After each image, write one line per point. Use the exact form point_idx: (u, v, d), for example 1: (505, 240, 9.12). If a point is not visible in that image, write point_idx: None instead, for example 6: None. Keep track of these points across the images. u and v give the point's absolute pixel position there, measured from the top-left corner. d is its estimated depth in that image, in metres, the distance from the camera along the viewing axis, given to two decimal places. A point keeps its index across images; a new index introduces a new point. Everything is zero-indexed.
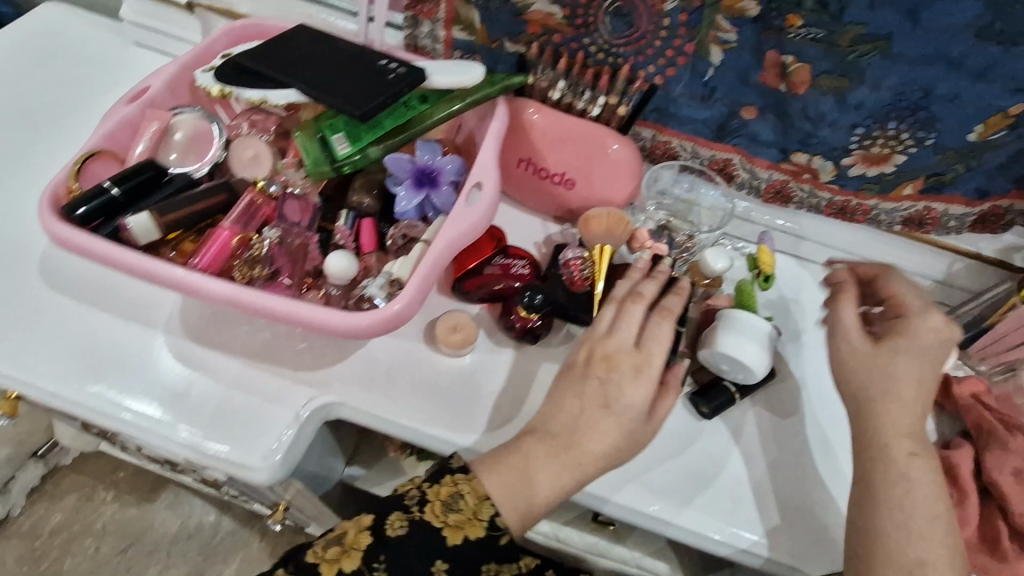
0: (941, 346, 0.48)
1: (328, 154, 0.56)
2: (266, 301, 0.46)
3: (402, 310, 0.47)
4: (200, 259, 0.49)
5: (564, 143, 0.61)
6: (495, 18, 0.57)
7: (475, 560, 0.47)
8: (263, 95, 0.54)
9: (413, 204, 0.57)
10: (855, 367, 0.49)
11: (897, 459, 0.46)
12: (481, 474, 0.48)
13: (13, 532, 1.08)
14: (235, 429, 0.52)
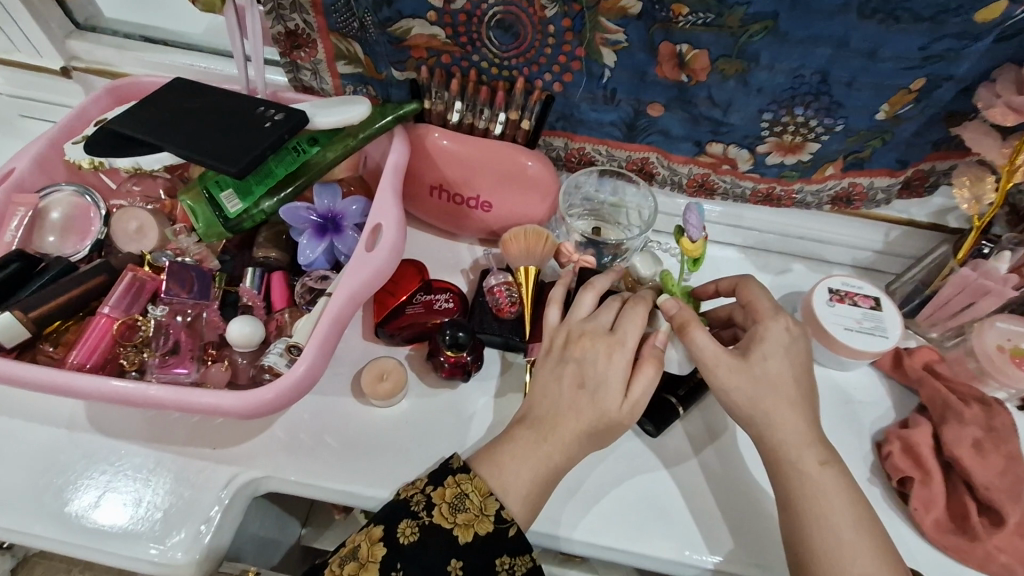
0: (796, 343, 0.48)
1: (219, 213, 0.53)
2: (157, 392, 0.42)
3: (306, 373, 0.43)
4: (77, 353, 0.44)
5: (474, 165, 0.58)
6: (376, 49, 0.54)
7: (495, 552, 0.44)
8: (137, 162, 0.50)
9: (319, 254, 0.53)
10: (739, 390, 0.46)
11: (811, 472, 0.45)
12: (482, 469, 0.45)
13: None
14: (152, 522, 0.48)
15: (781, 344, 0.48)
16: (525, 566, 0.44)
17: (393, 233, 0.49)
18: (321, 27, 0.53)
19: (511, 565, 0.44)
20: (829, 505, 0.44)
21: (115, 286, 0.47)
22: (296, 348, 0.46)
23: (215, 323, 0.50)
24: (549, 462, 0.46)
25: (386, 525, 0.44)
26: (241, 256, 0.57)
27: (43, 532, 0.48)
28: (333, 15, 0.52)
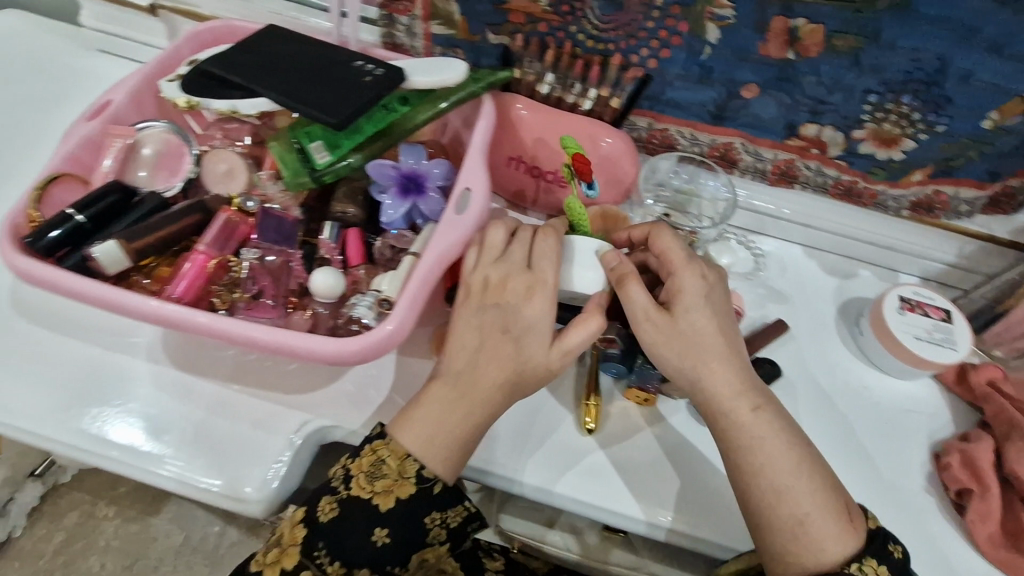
0: (715, 292, 0.49)
1: (306, 163, 0.53)
2: (251, 330, 0.43)
3: (394, 332, 0.44)
4: (176, 286, 0.45)
5: (554, 139, 0.58)
6: (474, 10, 0.54)
7: (422, 512, 0.46)
8: (233, 105, 0.50)
9: (401, 213, 0.54)
10: (661, 347, 0.47)
11: (742, 421, 0.47)
12: (397, 435, 0.46)
13: (15, 553, 1.19)
14: (225, 460, 0.49)
15: (701, 295, 0.48)
16: (459, 517, 0.48)
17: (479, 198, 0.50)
18: None
19: (442, 521, 0.47)
20: (765, 452, 0.46)
21: (211, 225, 0.49)
22: (388, 303, 0.46)
23: (294, 272, 0.50)
24: (466, 422, 0.47)
25: (308, 509, 0.46)
26: (319, 212, 0.57)
27: (115, 455, 0.49)
28: None
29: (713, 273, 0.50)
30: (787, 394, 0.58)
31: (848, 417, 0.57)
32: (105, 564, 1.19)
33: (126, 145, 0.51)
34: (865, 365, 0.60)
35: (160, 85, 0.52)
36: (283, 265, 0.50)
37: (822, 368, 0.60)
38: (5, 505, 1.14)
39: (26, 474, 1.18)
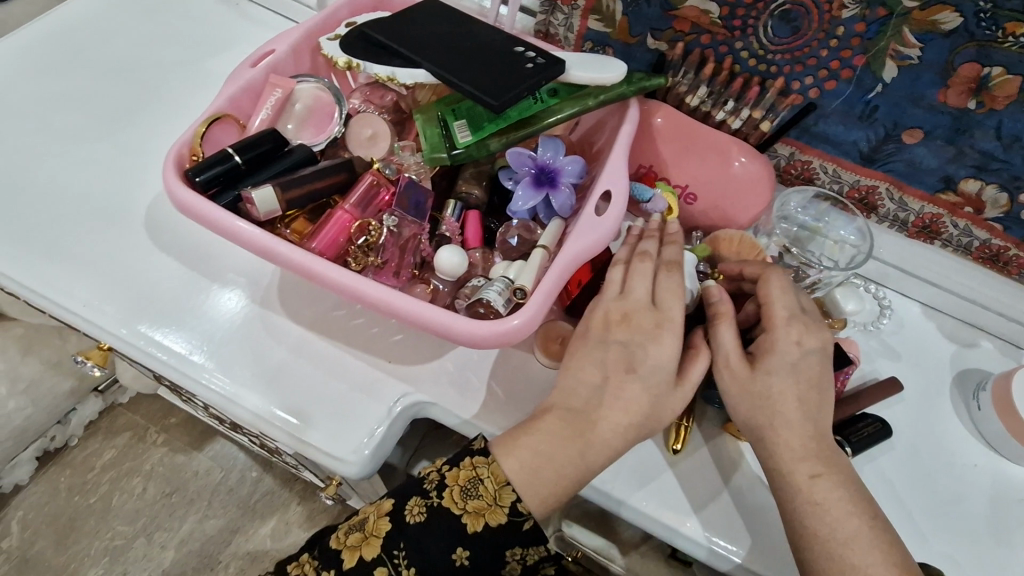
0: (808, 360, 0.47)
1: (448, 140, 0.53)
2: (386, 295, 0.43)
3: (520, 326, 0.43)
4: (318, 242, 0.47)
5: (689, 155, 0.57)
6: (640, 12, 0.53)
7: (508, 543, 0.44)
8: (393, 72, 0.51)
9: (531, 204, 0.53)
10: (738, 399, 0.47)
11: (800, 485, 0.44)
12: (501, 458, 0.44)
13: (70, 461, 1.25)
14: (325, 417, 0.50)
15: (794, 358, 0.47)
16: (537, 553, 0.45)
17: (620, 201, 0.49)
18: None
19: (521, 555, 0.45)
20: (818, 522, 0.43)
21: (355, 187, 0.50)
22: (520, 292, 0.46)
23: (421, 245, 0.51)
24: (572, 461, 0.44)
25: (398, 503, 0.45)
26: (445, 188, 0.57)
27: (225, 390, 0.51)
28: None
29: (812, 337, 0.47)
30: (887, 456, 0.55)
31: (958, 496, 0.54)
32: (146, 488, 1.24)
33: (284, 96, 0.52)
34: (984, 447, 0.56)
35: (319, 41, 0.54)
36: (416, 236, 0.50)
37: (934, 439, 0.56)
38: (67, 415, 1.23)
39: (90, 389, 1.24)
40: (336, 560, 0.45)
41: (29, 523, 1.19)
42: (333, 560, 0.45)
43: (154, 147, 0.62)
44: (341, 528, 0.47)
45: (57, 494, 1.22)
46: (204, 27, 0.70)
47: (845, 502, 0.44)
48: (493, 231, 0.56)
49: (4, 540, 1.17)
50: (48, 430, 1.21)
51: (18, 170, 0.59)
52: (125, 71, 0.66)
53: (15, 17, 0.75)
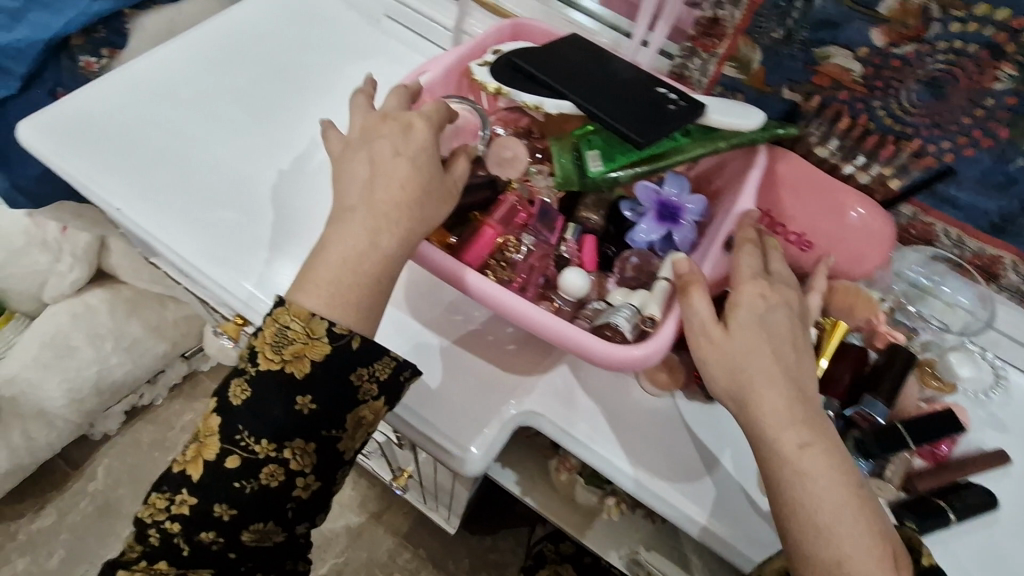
0: (773, 312, 0.47)
1: (579, 168, 0.57)
2: (527, 310, 0.48)
3: (643, 356, 0.47)
4: (472, 251, 0.53)
5: (808, 205, 0.58)
6: (780, 64, 0.55)
7: (346, 368, 0.48)
8: (540, 102, 0.54)
9: (653, 237, 0.56)
10: (718, 359, 0.46)
11: (787, 456, 0.43)
12: (298, 296, 0.47)
13: (153, 417, 1.35)
14: (445, 413, 0.54)
15: (759, 312, 0.47)
16: (382, 372, 0.50)
17: (728, 227, 0.54)
18: (740, 25, 0.54)
19: (370, 374, 0.49)
20: (806, 491, 0.42)
21: (496, 206, 0.56)
22: (648, 321, 0.50)
23: (547, 265, 0.55)
24: (347, 250, 0.47)
25: (221, 396, 0.48)
26: (565, 209, 0.60)
27: None
28: (762, 18, 0.53)
29: (776, 295, 0.48)
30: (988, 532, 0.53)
31: None
32: None
33: None
34: None
35: (471, 66, 0.57)
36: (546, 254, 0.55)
37: None
38: (156, 375, 1.32)
39: (179, 355, 1.33)
40: (185, 478, 0.48)
41: (112, 471, 1.29)
42: (180, 480, 0.48)
43: (299, 145, 0.68)
44: (180, 453, 0.50)
45: (138, 448, 1.31)
46: (349, 36, 0.76)
47: (827, 466, 0.43)
48: (609, 258, 0.58)
49: (90, 484, 1.27)
50: (139, 388, 1.31)
51: (186, 155, 0.66)
52: (278, 73, 0.73)
53: (182, 16, 0.81)
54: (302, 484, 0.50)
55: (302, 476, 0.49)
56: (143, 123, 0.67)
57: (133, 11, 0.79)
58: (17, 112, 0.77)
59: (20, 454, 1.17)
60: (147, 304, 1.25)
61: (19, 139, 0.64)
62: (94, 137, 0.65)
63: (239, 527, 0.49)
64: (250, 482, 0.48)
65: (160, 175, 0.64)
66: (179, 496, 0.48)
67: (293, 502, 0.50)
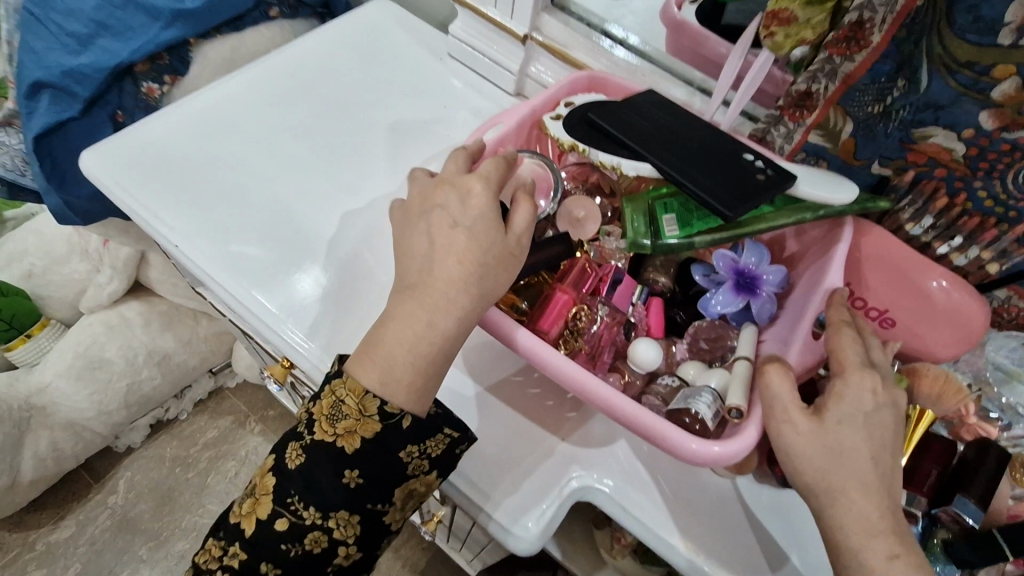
0: (881, 413, 0.42)
1: (653, 231, 0.54)
2: (606, 393, 0.44)
3: (722, 452, 0.42)
4: (545, 321, 0.50)
5: (886, 275, 0.55)
6: (873, 139, 0.53)
7: (396, 445, 0.45)
8: (618, 162, 0.51)
9: (730, 309, 0.52)
10: (808, 455, 0.41)
11: (873, 567, 0.39)
12: (354, 372, 0.45)
13: (177, 432, 1.34)
14: (505, 485, 0.51)
15: (862, 404, 0.42)
16: (436, 450, 0.47)
17: (818, 306, 0.49)
18: (832, 96, 0.52)
19: (421, 451, 0.46)
20: None
21: (567, 270, 0.54)
22: (733, 412, 0.46)
23: (616, 336, 0.53)
24: (405, 330, 0.44)
25: (278, 455, 0.47)
26: (632, 267, 0.59)
27: None
28: (857, 93, 0.52)
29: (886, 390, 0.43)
30: None
31: None
32: (238, 473, 1.31)
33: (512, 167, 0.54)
34: None
35: (545, 121, 0.56)
36: (619, 325, 0.53)
37: None
38: (183, 390, 1.32)
39: (207, 370, 1.33)
40: (239, 531, 0.47)
41: (134, 485, 1.28)
42: (236, 532, 0.47)
43: (356, 187, 0.66)
44: (237, 502, 0.48)
45: (161, 463, 1.30)
46: (411, 76, 0.76)
47: None
48: (678, 325, 0.56)
49: (111, 497, 1.26)
50: (166, 402, 1.31)
51: (243, 190, 0.65)
52: (339, 111, 0.72)
53: (246, 45, 0.82)
54: (345, 552, 0.46)
55: (345, 546, 0.46)
56: (205, 156, 0.66)
57: (199, 39, 0.79)
58: (77, 134, 0.78)
59: (46, 464, 1.16)
60: (181, 319, 1.25)
61: (83, 168, 0.64)
62: (158, 169, 0.64)
63: None
64: (296, 545, 0.45)
65: (219, 210, 0.63)
66: (232, 547, 0.47)
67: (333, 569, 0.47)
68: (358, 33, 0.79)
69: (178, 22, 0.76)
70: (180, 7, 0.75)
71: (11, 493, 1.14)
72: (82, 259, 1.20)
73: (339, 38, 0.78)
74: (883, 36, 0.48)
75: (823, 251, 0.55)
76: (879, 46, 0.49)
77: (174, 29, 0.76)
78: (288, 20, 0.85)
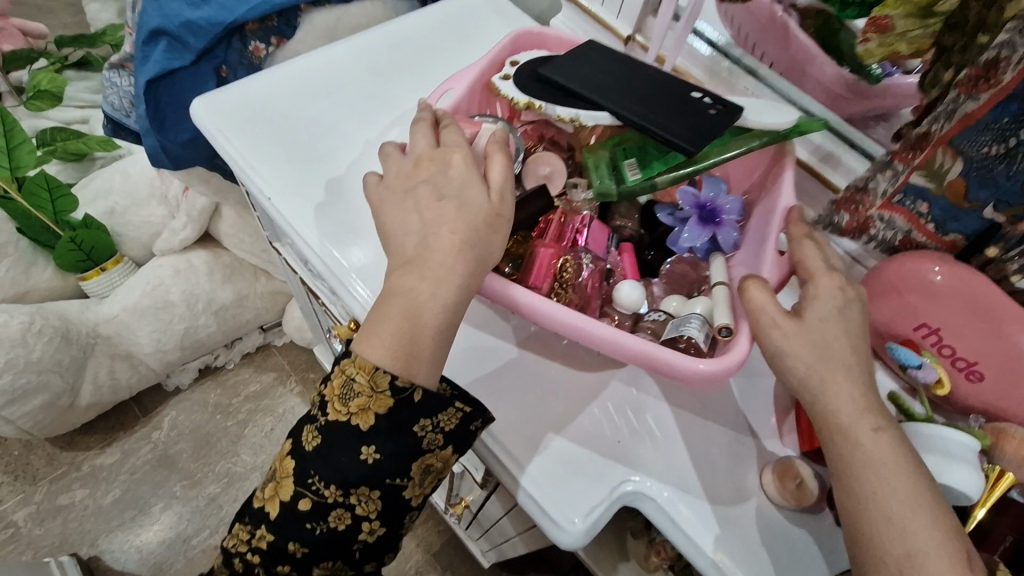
0: (850, 307, 0.47)
1: (617, 177, 0.58)
2: (614, 332, 0.47)
3: (706, 370, 0.46)
4: (534, 277, 0.51)
5: (980, 327, 0.53)
6: (990, 181, 0.51)
7: (410, 420, 0.45)
8: (576, 114, 0.54)
9: (697, 241, 0.58)
10: (797, 351, 0.45)
11: (862, 440, 0.42)
12: (361, 351, 0.44)
13: (223, 381, 1.40)
14: (553, 485, 0.51)
15: (830, 304, 0.47)
16: (449, 424, 0.46)
17: (778, 225, 0.54)
18: (946, 135, 0.52)
19: (434, 425, 0.46)
20: (879, 478, 0.40)
21: (545, 227, 0.55)
22: (725, 332, 0.50)
23: (600, 285, 0.55)
24: (425, 294, 0.44)
25: (295, 439, 0.47)
26: (602, 215, 0.62)
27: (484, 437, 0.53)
28: (976, 132, 0.50)
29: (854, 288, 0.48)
30: None
31: None
32: (273, 429, 1.35)
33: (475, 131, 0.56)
34: None
35: (494, 83, 0.58)
36: (603, 272, 0.55)
37: None
38: (235, 341, 1.37)
39: (260, 326, 1.38)
40: (264, 514, 0.48)
41: (176, 425, 1.33)
42: (261, 516, 0.48)
43: None
44: (260, 487, 0.49)
45: (204, 407, 1.36)
46: None
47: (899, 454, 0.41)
48: (650, 264, 0.60)
49: (154, 432, 1.32)
50: (216, 349, 1.36)
51: (324, 151, 0.66)
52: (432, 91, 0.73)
53: (349, 17, 0.84)
54: (368, 528, 0.47)
55: (368, 522, 0.47)
56: (304, 116, 0.68)
57: (309, 7, 0.83)
58: (184, 82, 0.82)
59: (104, 391, 1.23)
60: (242, 273, 1.29)
61: (194, 116, 0.67)
62: (250, 120, 0.67)
63: (310, 563, 0.47)
64: (321, 524, 0.46)
65: (305, 169, 0.65)
66: (259, 531, 0.47)
67: (359, 544, 0.48)
68: (454, 17, 0.80)
69: None
70: None
71: (69, 414, 1.21)
72: (161, 204, 1.27)
73: (436, 21, 0.79)
74: (1016, 76, 0.47)
75: (772, 181, 0.59)
76: (1008, 87, 0.47)
77: None
78: None
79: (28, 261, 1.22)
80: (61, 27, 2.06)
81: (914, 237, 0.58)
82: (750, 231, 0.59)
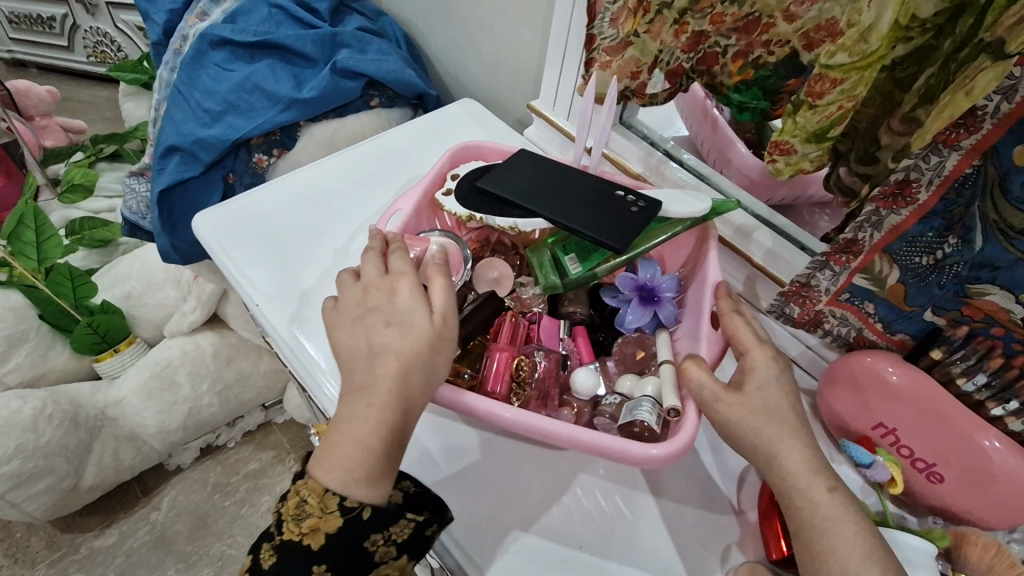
0: (784, 379, 0.50)
1: (560, 271, 0.62)
2: (566, 429, 0.49)
3: (659, 455, 0.47)
4: (490, 383, 0.54)
5: (931, 426, 0.54)
6: (926, 289, 0.53)
7: (361, 537, 0.47)
8: (514, 223, 0.59)
9: (642, 321, 0.60)
10: (741, 420, 0.47)
11: (820, 501, 0.44)
12: (315, 473, 0.47)
13: (224, 459, 1.42)
14: None
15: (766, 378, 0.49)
16: (401, 536, 0.49)
17: (710, 300, 0.57)
18: (878, 244, 0.54)
19: (385, 538, 0.48)
20: (834, 536, 0.43)
21: (499, 330, 0.59)
22: (673, 413, 0.51)
23: (557, 376, 0.58)
24: (376, 413, 0.47)
25: (252, 558, 0.48)
26: (551, 307, 0.64)
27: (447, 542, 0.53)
28: (904, 245, 0.52)
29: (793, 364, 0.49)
30: None
31: None
32: (270, 508, 1.36)
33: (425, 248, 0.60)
34: None
35: (440, 199, 0.63)
36: (558, 362, 0.58)
37: None
38: (237, 419, 1.41)
39: (261, 404, 1.42)
40: None
41: (175, 504, 1.35)
42: None
43: None
44: None
45: (203, 486, 1.38)
46: None
47: (848, 510, 0.44)
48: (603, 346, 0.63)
49: (153, 513, 1.33)
50: (219, 428, 1.40)
51: (310, 256, 0.72)
52: None
53: (346, 128, 0.92)
54: None
55: None
56: (294, 227, 0.74)
57: (308, 122, 0.91)
58: (194, 191, 0.91)
59: (107, 472, 1.26)
60: (246, 353, 1.35)
61: (195, 232, 0.74)
62: (247, 232, 0.73)
63: None
64: None
65: (291, 274, 0.70)
66: None
67: None
68: (437, 128, 0.88)
69: (294, 107, 0.88)
70: (297, 96, 0.87)
71: (72, 496, 1.23)
72: (174, 287, 1.34)
73: (418, 132, 0.87)
74: (931, 196, 0.49)
75: (700, 259, 0.63)
76: (926, 204, 0.49)
77: (288, 112, 0.88)
78: (385, 108, 0.96)
79: (46, 345, 1.29)
80: (100, 121, 2.26)
81: (866, 335, 0.59)
82: (687, 303, 0.62)
